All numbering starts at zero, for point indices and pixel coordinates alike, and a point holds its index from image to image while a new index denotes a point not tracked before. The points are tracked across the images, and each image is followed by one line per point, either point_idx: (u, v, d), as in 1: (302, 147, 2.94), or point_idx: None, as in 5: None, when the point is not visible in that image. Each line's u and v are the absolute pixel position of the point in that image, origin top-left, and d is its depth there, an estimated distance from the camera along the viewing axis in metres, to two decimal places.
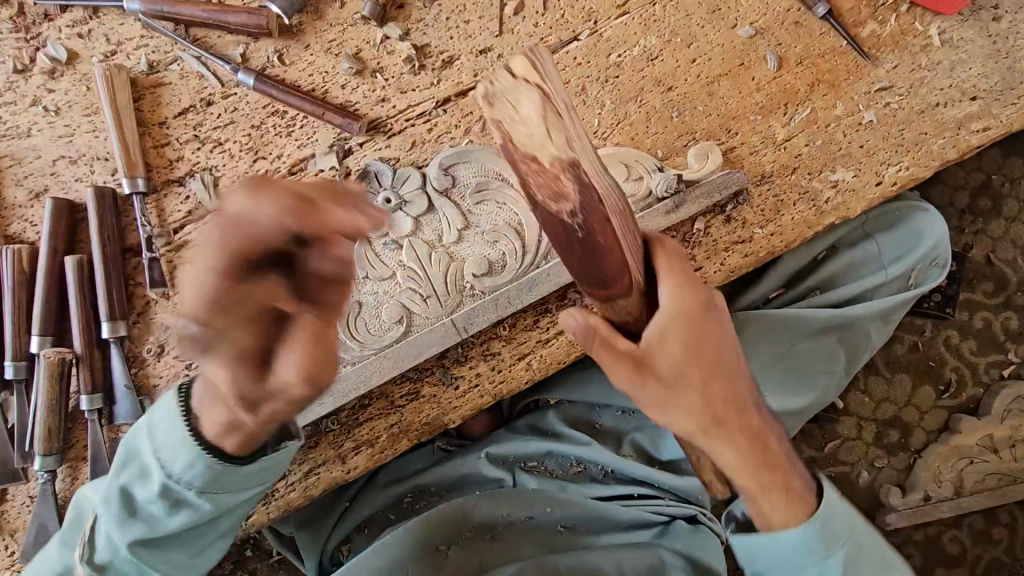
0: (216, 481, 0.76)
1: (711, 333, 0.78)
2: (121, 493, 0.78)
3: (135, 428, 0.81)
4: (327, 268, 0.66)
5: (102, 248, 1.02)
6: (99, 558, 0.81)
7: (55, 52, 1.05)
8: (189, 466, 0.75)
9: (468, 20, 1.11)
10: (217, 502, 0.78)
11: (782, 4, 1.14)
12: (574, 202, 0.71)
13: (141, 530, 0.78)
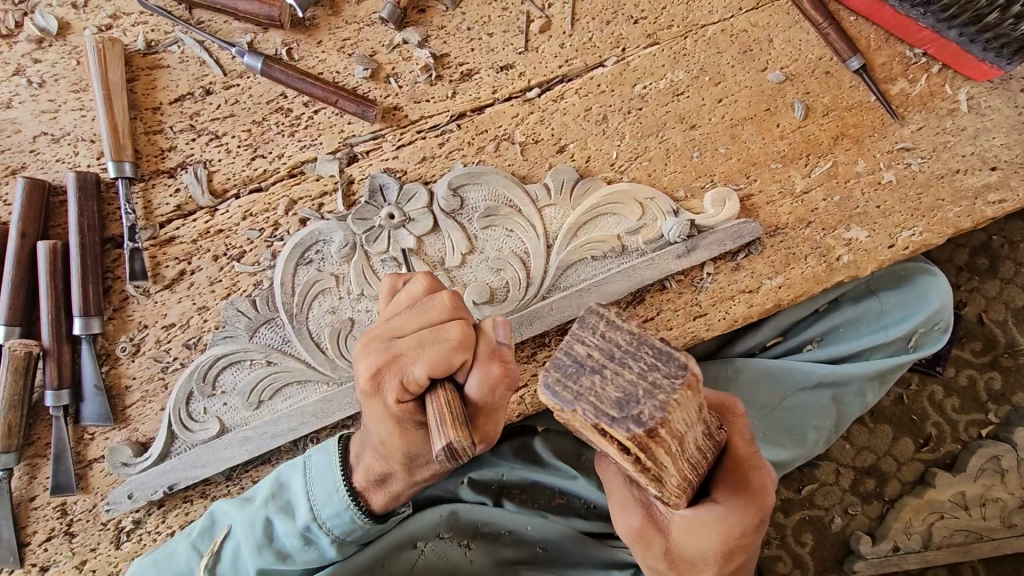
0: (354, 532, 0.95)
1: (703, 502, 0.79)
2: (268, 522, 0.94)
3: (294, 463, 0.98)
4: (387, 355, 0.75)
5: (79, 238, 0.95)
6: (223, 571, 0.95)
7: (46, 22, 0.98)
8: (339, 514, 0.93)
9: (491, 33, 1.05)
10: (343, 548, 0.97)
11: (815, 51, 1.11)
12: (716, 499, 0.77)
13: (278, 553, 0.95)
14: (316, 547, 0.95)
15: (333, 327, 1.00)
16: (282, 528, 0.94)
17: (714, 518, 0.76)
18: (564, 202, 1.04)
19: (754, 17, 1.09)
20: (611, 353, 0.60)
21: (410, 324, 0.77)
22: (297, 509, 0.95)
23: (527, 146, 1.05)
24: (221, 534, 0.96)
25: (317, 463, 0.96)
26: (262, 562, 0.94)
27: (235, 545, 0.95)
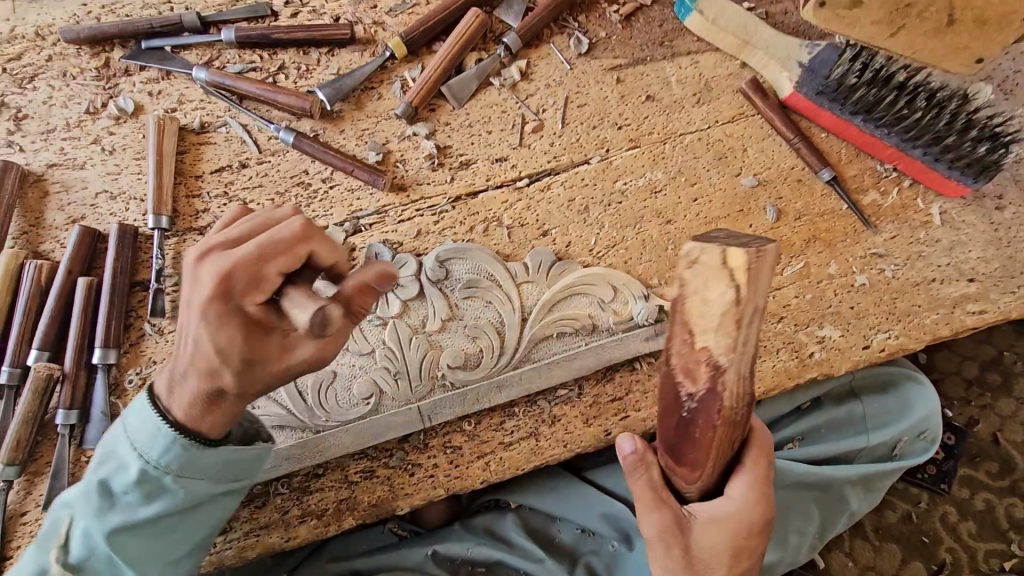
0: (187, 465, 0.86)
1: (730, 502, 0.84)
2: (100, 485, 0.87)
3: (112, 432, 0.90)
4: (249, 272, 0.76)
5: (113, 278, 1.10)
6: (77, 556, 0.88)
7: (124, 104, 1.20)
8: (164, 449, 0.85)
9: (490, 130, 1.21)
10: (186, 492, 0.87)
11: (787, 161, 1.20)
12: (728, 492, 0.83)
13: (127, 520, 0.86)
14: (157, 496, 0.87)
15: (316, 378, 1.06)
16: (126, 490, 0.86)
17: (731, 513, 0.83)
18: (541, 280, 1.12)
19: (729, 128, 1.21)
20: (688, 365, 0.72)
21: (252, 241, 0.77)
22: (127, 463, 0.87)
23: (513, 229, 1.16)
24: (68, 519, 0.89)
25: (130, 410, 0.88)
26: (111, 536, 0.86)
27: (84, 526, 0.87)
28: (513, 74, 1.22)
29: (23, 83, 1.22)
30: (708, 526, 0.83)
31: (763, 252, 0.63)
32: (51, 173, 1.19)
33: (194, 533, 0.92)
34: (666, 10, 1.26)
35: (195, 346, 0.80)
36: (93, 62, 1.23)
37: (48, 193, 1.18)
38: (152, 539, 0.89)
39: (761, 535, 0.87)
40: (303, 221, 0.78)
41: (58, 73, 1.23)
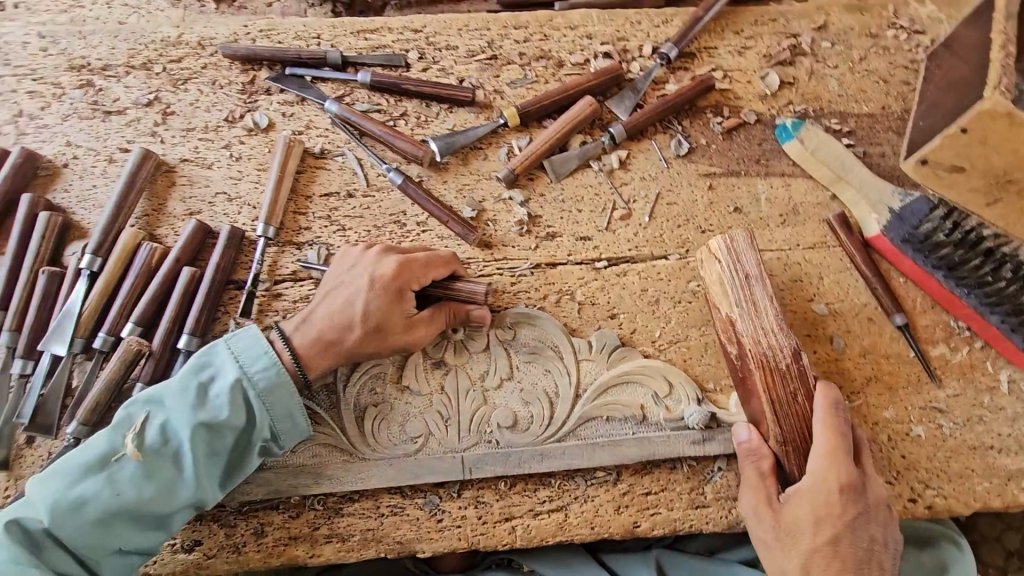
0: (279, 388, 1.02)
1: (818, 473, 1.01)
2: (196, 387, 0.99)
3: (211, 346, 1.03)
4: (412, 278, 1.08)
5: (214, 273, 1.20)
6: (148, 446, 0.96)
7: (259, 119, 1.33)
8: (266, 369, 1.02)
9: (580, 209, 1.28)
10: (264, 412, 1.01)
11: (861, 297, 1.22)
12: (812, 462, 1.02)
13: (207, 420, 0.97)
14: (242, 407, 1.00)
15: (374, 408, 1.13)
16: (217, 393, 0.99)
17: (812, 486, 1.00)
18: (601, 361, 1.16)
19: (808, 254, 1.25)
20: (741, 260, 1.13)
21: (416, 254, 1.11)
22: (225, 374, 1.01)
23: (584, 305, 1.21)
24: (150, 411, 0.99)
25: (239, 336, 1.04)
26: (189, 432, 0.96)
27: (167, 417, 0.98)
28: (612, 162, 1.30)
29: (177, 84, 1.37)
30: (803, 499, 1.00)
31: (738, 237, 1.14)
32: (182, 166, 1.31)
33: (248, 452, 1.03)
34: (766, 131, 1.33)
35: (339, 310, 1.06)
36: (241, 77, 1.37)
37: (174, 183, 1.30)
38: (217, 446, 1.00)
39: (862, 512, 1.00)
40: (450, 254, 1.13)
41: (209, 81, 1.37)
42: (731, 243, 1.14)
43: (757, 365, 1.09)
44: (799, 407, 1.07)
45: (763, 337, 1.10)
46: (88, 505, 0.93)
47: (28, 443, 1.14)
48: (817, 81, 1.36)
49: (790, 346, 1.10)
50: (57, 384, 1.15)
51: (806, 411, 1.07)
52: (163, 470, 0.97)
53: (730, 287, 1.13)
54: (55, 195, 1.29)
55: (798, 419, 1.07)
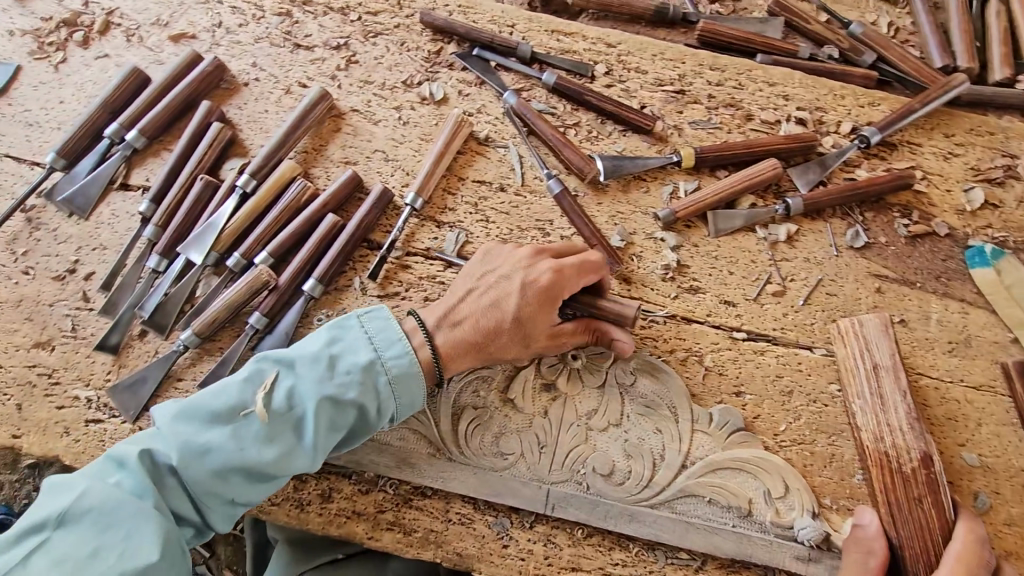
0: (409, 377, 0.99)
1: None
2: (331, 358, 0.96)
3: (347, 319, 1.01)
4: (564, 284, 1.02)
5: (355, 228, 1.19)
6: (278, 407, 0.94)
7: (435, 91, 1.32)
8: (400, 356, 0.99)
9: (732, 272, 1.20)
10: (389, 397, 0.99)
11: (1020, 460, 1.08)
12: None
13: (339, 394, 0.95)
14: (371, 387, 0.97)
15: (473, 410, 1.09)
16: (353, 369, 0.96)
17: None
18: (716, 438, 1.08)
19: (970, 394, 1.12)
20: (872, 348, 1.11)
21: (569, 259, 1.04)
22: (359, 351, 0.98)
23: (711, 373, 1.13)
24: (279, 371, 0.96)
25: (374, 315, 1.02)
26: (319, 402, 0.94)
27: (298, 384, 0.95)
28: (779, 233, 1.21)
29: (368, 36, 1.38)
30: None
31: (863, 321, 1.13)
32: (351, 116, 1.32)
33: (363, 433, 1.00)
34: (954, 249, 1.20)
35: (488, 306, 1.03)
36: (428, 45, 1.37)
37: (340, 129, 1.31)
38: (337, 424, 0.96)
39: None
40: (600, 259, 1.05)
41: (398, 41, 1.37)
42: (861, 326, 1.12)
43: (874, 460, 1.05)
44: (926, 518, 1.00)
45: (886, 433, 1.06)
46: (211, 454, 0.90)
47: (141, 335, 1.17)
48: None
49: (919, 450, 1.04)
50: (183, 289, 1.17)
51: (935, 526, 0.99)
52: (286, 435, 0.94)
53: (856, 379, 1.10)
54: (228, 109, 1.32)
55: (921, 530, 1.00)
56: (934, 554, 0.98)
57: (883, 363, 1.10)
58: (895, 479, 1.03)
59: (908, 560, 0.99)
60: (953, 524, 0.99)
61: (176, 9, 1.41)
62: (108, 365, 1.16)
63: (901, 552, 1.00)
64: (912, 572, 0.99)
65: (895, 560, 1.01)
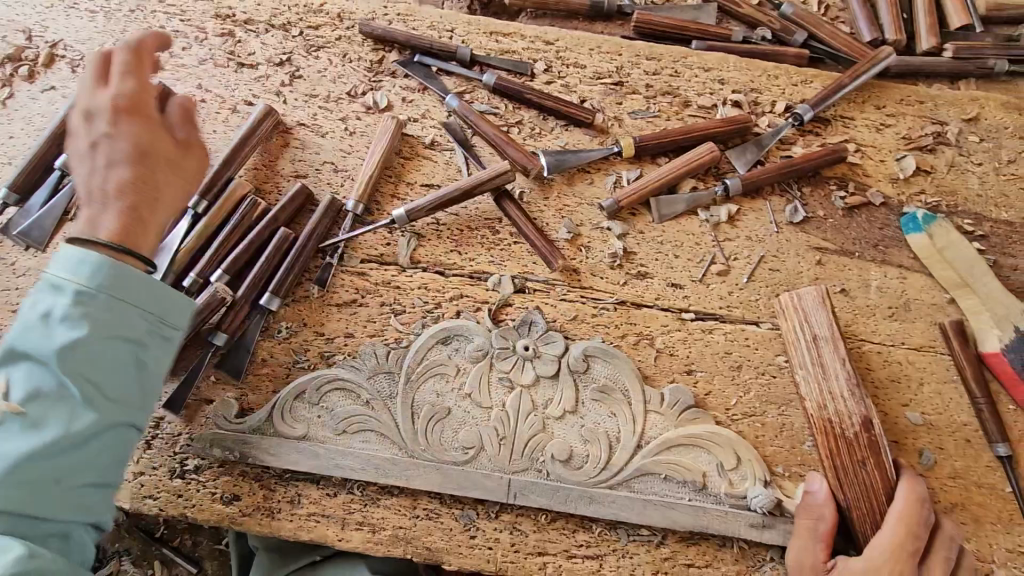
0: (114, 274, 0.91)
1: (878, 557, 0.98)
2: (41, 309, 0.88)
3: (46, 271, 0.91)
4: (132, 115, 0.99)
5: (306, 239, 1.21)
6: (32, 397, 0.86)
7: (380, 100, 1.35)
8: (83, 258, 0.90)
9: (677, 255, 1.23)
10: (117, 308, 0.91)
11: (963, 415, 1.12)
12: (879, 540, 1.00)
13: (62, 339, 0.86)
14: (78, 302, 0.88)
15: (432, 408, 1.12)
16: (59, 314, 0.88)
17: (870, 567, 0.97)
18: (669, 417, 1.11)
19: (912, 355, 1.15)
20: (815, 318, 1.12)
21: (155, 109, 1.02)
22: (51, 280, 0.90)
23: (662, 354, 1.17)
24: (9, 369, 0.88)
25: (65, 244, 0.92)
26: (58, 362, 0.86)
27: (40, 371, 0.87)
28: (720, 214, 1.25)
29: (310, 50, 1.40)
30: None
31: (801, 292, 1.14)
32: (298, 130, 1.34)
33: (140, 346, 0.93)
34: (890, 216, 1.24)
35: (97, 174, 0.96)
36: (370, 55, 1.39)
37: (288, 144, 1.33)
38: (113, 380, 0.90)
39: None
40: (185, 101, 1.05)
41: (341, 53, 1.40)
42: (802, 298, 1.13)
43: (819, 427, 1.09)
44: (870, 479, 1.04)
45: (829, 401, 1.09)
46: None
47: None
48: (957, 174, 1.25)
49: (860, 414, 1.07)
50: None
51: (879, 487, 1.04)
52: (52, 416, 0.85)
53: (796, 349, 1.13)
54: None
55: (867, 491, 1.04)
56: (879, 513, 1.03)
57: (822, 333, 1.11)
58: (840, 443, 1.07)
59: (856, 520, 1.04)
60: (895, 483, 1.04)
61: (119, 36, 1.42)
62: None
63: (849, 513, 1.05)
64: (860, 531, 1.04)
65: (845, 521, 1.06)
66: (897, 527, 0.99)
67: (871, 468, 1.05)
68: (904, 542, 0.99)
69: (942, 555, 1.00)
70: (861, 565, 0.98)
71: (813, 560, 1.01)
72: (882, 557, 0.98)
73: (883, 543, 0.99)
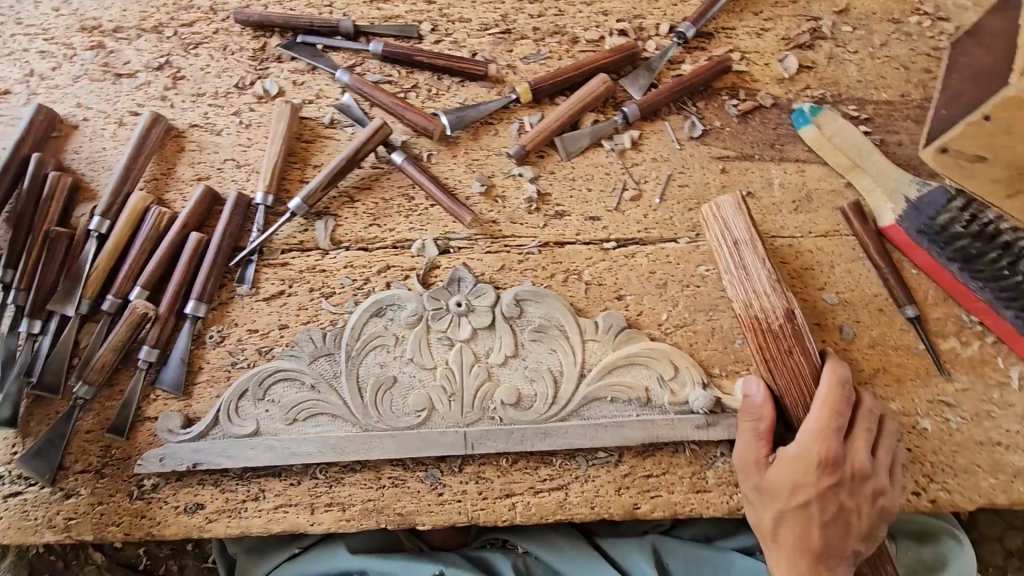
0: None
1: (809, 439, 1.05)
2: None
3: None
4: None
5: (221, 240, 1.19)
6: None
7: (270, 87, 1.32)
8: None
9: (590, 188, 1.26)
10: None
11: (872, 287, 1.20)
12: (810, 423, 1.06)
13: None
14: None
15: (377, 378, 1.13)
16: None
17: (803, 449, 1.05)
18: (607, 342, 1.15)
19: (820, 242, 1.22)
20: (732, 224, 1.17)
21: None
22: None
23: (591, 286, 1.20)
24: None
25: None
26: None
27: None
28: (624, 141, 1.28)
29: (188, 48, 1.35)
30: (789, 462, 1.04)
31: (719, 203, 1.18)
32: (191, 132, 1.30)
33: None
34: (781, 116, 1.29)
35: None
36: (252, 44, 1.35)
37: (184, 148, 1.29)
38: None
39: (840, 483, 1.04)
40: None
41: (221, 46, 1.35)
42: (720, 208, 1.18)
43: (748, 325, 1.15)
44: (797, 367, 1.11)
45: (755, 299, 1.14)
46: None
47: (38, 402, 1.17)
48: (837, 65, 1.31)
49: (784, 307, 1.13)
50: (64, 344, 1.16)
51: (807, 373, 1.10)
52: None
53: (721, 255, 1.18)
54: (64, 156, 1.29)
55: (797, 379, 1.11)
56: (809, 397, 1.10)
57: (740, 237, 1.16)
58: (767, 337, 1.13)
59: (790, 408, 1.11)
60: (820, 367, 1.10)
61: None
62: (10, 439, 1.15)
63: (783, 403, 1.11)
64: (794, 417, 1.10)
65: (781, 410, 1.12)
66: (823, 408, 1.06)
67: (797, 356, 1.11)
68: (831, 420, 1.05)
69: (865, 427, 1.07)
70: (795, 449, 1.05)
71: (754, 454, 1.07)
72: (813, 438, 1.05)
73: (813, 426, 1.06)
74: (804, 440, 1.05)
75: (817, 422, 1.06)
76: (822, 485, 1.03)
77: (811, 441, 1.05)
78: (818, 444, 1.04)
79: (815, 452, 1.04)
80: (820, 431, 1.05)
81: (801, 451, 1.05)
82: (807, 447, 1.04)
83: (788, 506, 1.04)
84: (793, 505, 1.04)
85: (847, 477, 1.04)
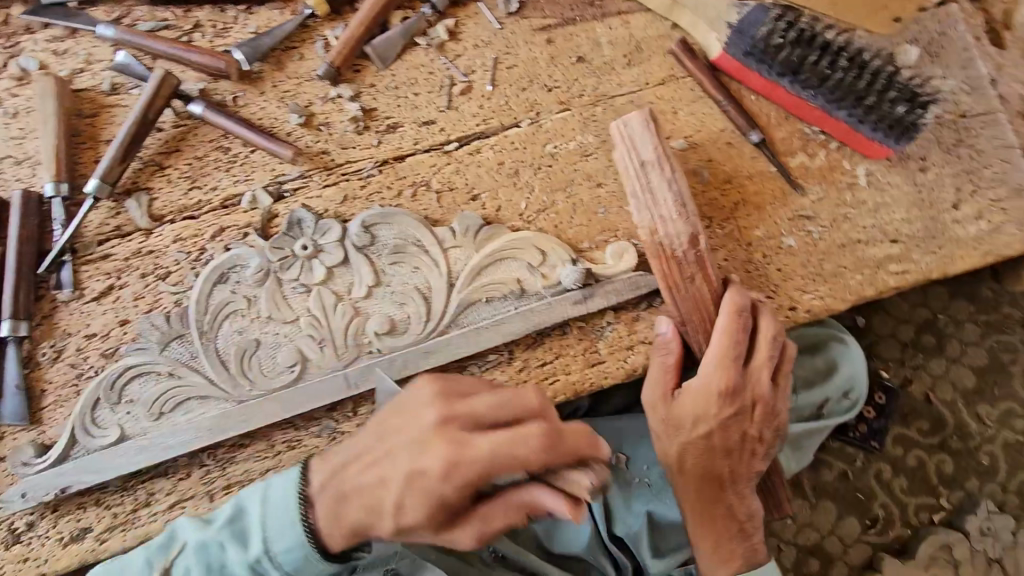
0: None
1: (709, 374, 1.07)
2: None
3: None
4: None
5: (19, 248, 1.06)
6: None
7: (28, 63, 1.14)
8: None
9: (418, 92, 1.17)
10: None
11: (717, 123, 1.19)
12: (710, 357, 1.07)
13: None
14: None
15: (239, 346, 1.05)
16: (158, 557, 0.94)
17: (705, 383, 1.07)
18: (468, 245, 1.10)
19: (659, 91, 1.20)
20: (632, 147, 1.08)
21: None
22: None
23: (442, 193, 1.14)
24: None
25: None
26: None
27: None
28: (439, 34, 1.19)
29: None
30: (693, 397, 1.07)
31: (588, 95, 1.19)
32: None
33: None
34: None
35: None
36: None
37: None
38: None
39: (740, 408, 1.08)
40: None
41: None
42: (627, 127, 1.08)
43: (654, 253, 1.09)
44: (700, 296, 1.08)
45: (662, 224, 1.08)
46: None
47: None
48: None
49: (689, 231, 1.08)
50: None
51: (708, 302, 1.08)
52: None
53: (629, 179, 1.09)
54: None
55: (699, 309, 1.08)
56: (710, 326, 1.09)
57: (643, 155, 1.07)
58: (674, 264, 1.08)
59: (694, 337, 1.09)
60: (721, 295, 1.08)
61: None
62: None
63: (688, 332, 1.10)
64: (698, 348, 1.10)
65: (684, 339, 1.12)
66: (724, 340, 1.06)
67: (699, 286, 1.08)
68: (730, 351, 1.06)
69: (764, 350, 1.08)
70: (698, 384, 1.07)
71: (661, 390, 1.09)
72: (714, 371, 1.06)
73: (713, 359, 1.06)
74: (705, 374, 1.07)
75: (718, 356, 1.06)
76: (722, 415, 1.07)
77: (712, 374, 1.07)
78: (717, 376, 1.06)
79: (715, 387, 1.07)
80: (720, 364, 1.06)
81: (701, 387, 1.07)
82: (706, 383, 1.07)
83: (691, 438, 1.08)
84: (695, 437, 1.09)
85: (746, 406, 1.09)
